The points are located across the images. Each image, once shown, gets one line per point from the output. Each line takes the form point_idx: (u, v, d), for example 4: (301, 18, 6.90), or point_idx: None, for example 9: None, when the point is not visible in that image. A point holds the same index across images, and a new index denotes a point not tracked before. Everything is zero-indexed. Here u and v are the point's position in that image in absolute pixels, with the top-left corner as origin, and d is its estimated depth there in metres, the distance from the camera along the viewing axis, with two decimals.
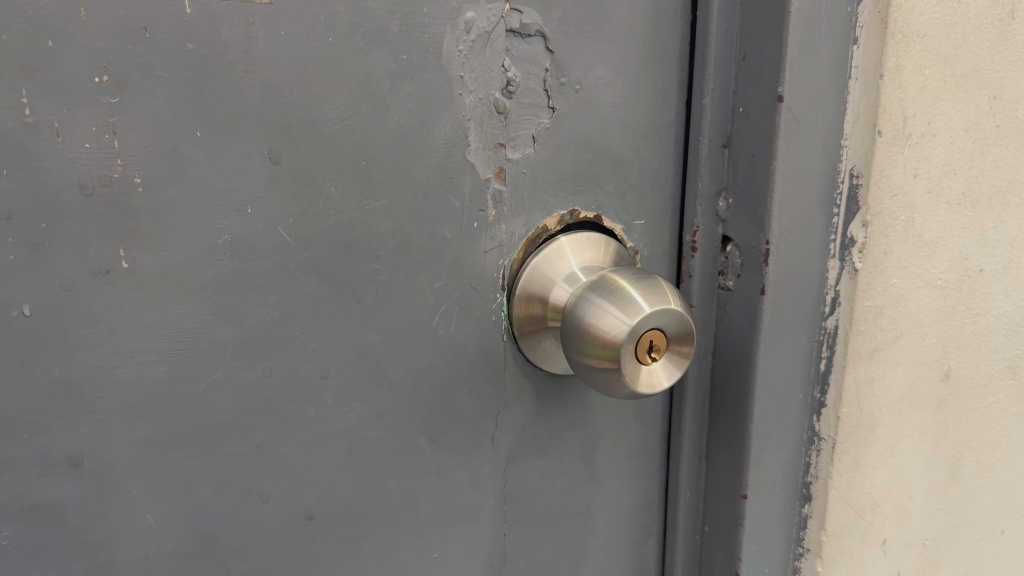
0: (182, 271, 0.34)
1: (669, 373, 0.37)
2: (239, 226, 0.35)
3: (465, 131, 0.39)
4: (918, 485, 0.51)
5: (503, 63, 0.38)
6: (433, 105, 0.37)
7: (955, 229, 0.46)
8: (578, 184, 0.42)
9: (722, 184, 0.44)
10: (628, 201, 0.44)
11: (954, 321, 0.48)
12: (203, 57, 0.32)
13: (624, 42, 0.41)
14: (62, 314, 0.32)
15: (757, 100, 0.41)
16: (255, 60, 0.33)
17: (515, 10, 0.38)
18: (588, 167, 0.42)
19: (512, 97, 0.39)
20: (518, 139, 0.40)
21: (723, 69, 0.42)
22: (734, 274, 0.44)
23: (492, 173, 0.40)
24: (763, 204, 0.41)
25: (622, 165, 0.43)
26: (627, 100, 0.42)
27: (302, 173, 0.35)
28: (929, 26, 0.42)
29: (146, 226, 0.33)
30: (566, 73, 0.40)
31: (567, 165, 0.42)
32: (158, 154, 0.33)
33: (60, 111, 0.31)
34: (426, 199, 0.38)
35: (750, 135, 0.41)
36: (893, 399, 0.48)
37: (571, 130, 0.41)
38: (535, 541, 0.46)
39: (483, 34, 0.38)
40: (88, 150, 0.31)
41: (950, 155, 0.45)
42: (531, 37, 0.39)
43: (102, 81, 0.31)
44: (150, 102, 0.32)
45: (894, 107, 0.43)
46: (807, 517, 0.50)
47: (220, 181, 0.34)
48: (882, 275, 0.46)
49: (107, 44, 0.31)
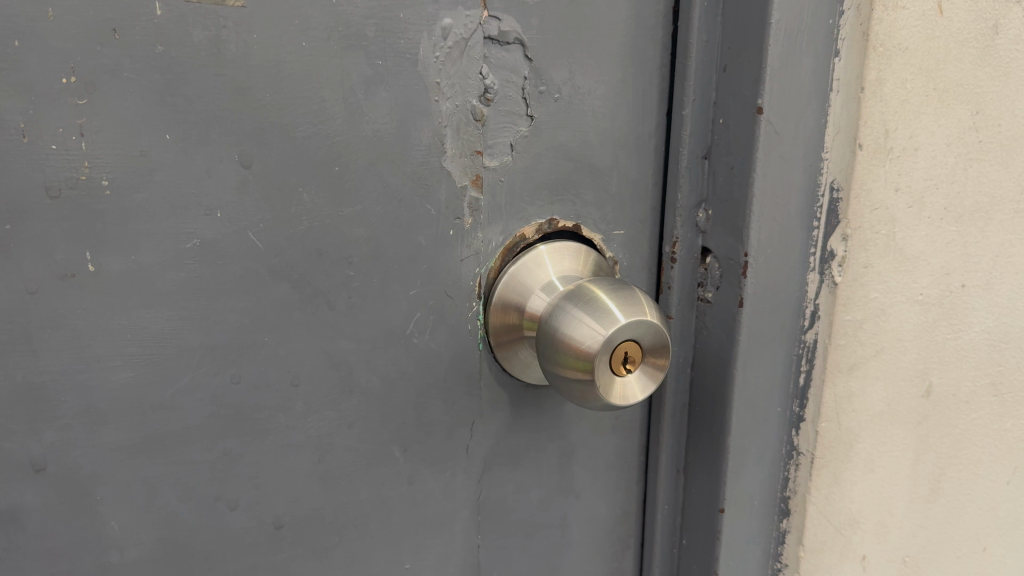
0: (150, 275, 0.34)
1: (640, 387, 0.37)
2: (209, 230, 0.34)
3: (442, 138, 0.38)
4: (898, 501, 0.50)
5: (481, 70, 0.38)
6: (409, 112, 0.37)
7: (936, 244, 0.46)
8: (556, 194, 0.42)
9: (702, 196, 0.43)
10: (607, 211, 0.43)
11: (935, 336, 0.47)
12: (173, 59, 0.32)
13: (603, 52, 0.41)
14: (27, 317, 0.32)
15: (738, 112, 0.40)
16: (226, 63, 0.33)
17: (493, 18, 0.38)
18: (567, 176, 0.42)
19: (489, 104, 0.39)
20: (495, 147, 0.40)
21: (704, 79, 0.42)
22: (713, 286, 0.44)
23: (469, 181, 0.39)
24: (743, 217, 0.41)
25: (602, 174, 0.43)
26: (607, 109, 0.42)
27: (273, 178, 0.35)
28: (910, 39, 0.42)
29: (114, 229, 0.33)
30: (545, 81, 0.40)
31: (545, 174, 0.41)
32: (127, 157, 0.32)
33: (26, 112, 0.30)
34: (400, 205, 0.38)
35: (729, 146, 0.41)
36: (873, 415, 0.48)
37: (550, 139, 0.41)
38: (510, 553, 0.46)
39: (460, 41, 0.37)
40: (55, 152, 0.31)
41: (932, 170, 0.44)
42: (509, 44, 0.38)
43: (69, 82, 0.31)
44: (120, 104, 0.32)
45: (875, 120, 0.43)
46: (786, 532, 0.50)
47: (190, 185, 0.33)
48: (862, 289, 0.45)
49: (75, 44, 0.30)
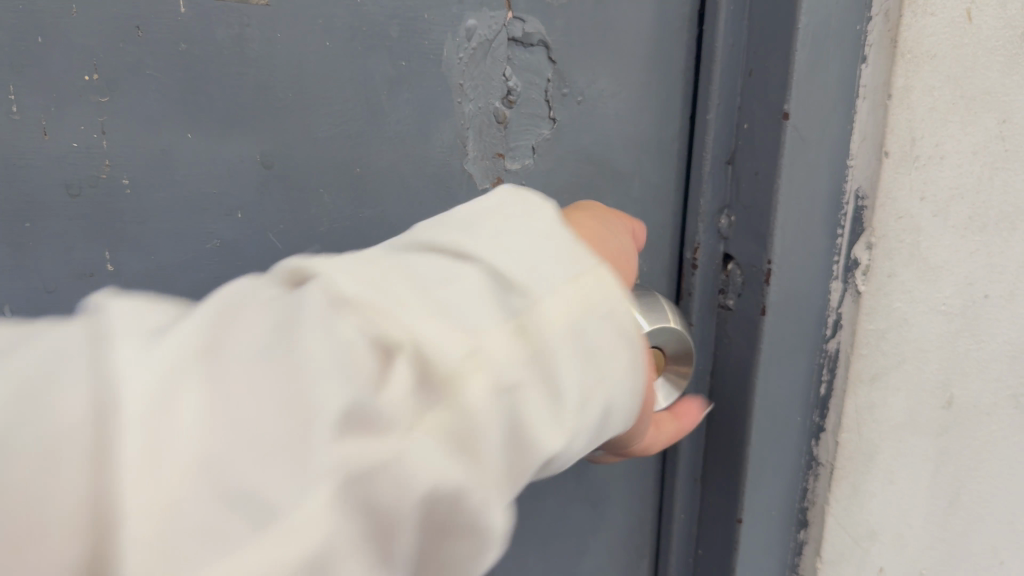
0: (168, 274, 0.33)
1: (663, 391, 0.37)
2: (227, 230, 0.34)
3: (464, 140, 0.38)
4: (917, 513, 0.50)
5: (504, 71, 0.38)
6: (432, 113, 0.37)
7: (960, 253, 0.45)
8: (578, 197, 0.41)
9: (724, 201, 0.43)
10: (629, 215, 0.43)
11: (957, 346, 0.47)
12: (197, 57, 0.32)
13: (626, 54, 0.40)
14: (44, 315, 0.32)
15: (764, 117, 0.40)
16: (249, 61, 0.32)
17: (518, 19, 0.37)
18: (588, 180, 0.41)
19: (512, 107, 0.39)
20: (517, 149, 0.39)
21: (729, 84, 0.41)
22: (734, 292, 0.43)
23: (490, 183, 0.39)
24: (766, 224, 0.40)
25: (624, 178, 0.42)
26: (629, 113, 0.41)
27: (294, 178, 0.35)
28: (939, 46, 0.42)
29: (133, 228, 0.32)
30: (568, 84, 0.39)
31: (566, 178, 0.41)
32: (147, 156, 0.32)
33: (47, 110, 0.30)
34: (422, 207, 0.38)
35: (754, 152, 0.41)
36: (894, 425, 0.47)
37: (572, 142, 0.40)
38: (525, 560, 0.45)
39: (484, 42, 0.37)
40: (76, 150, 0.31)
41: (958, 179, 0.44)
42: (533, 46, 0.38)
43: (91, 80, 0.30)
44: (141, 101, 0.31)
45: (902, 127, 0.42)
46: (803, 543, 0.49)
47: (210, 184, 0.33)
48: (885, 298, 0.44)
49: (98, 41, 0.30)
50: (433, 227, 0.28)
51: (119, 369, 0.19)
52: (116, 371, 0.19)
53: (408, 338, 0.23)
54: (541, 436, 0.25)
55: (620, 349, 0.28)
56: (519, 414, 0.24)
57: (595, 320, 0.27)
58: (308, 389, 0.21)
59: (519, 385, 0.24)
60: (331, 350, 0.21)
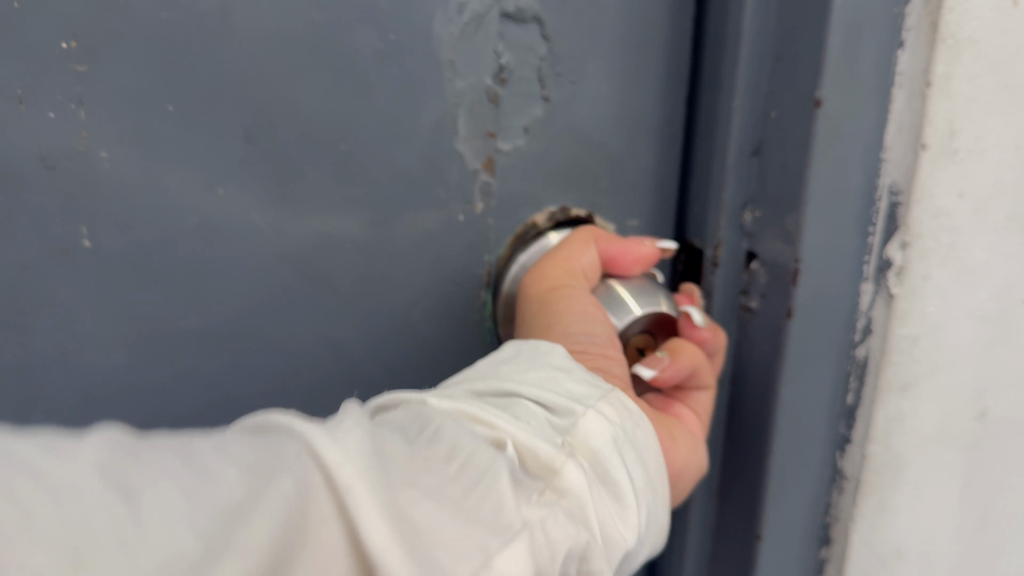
0: (147, 252, 0.32)
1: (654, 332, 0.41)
2: (208, 208, 0.33)
3: (453, 119, 0.36)
4: (946, 531, 0.47)
5: (496, 48, 0.36)
6: (422, 91, 0.35)
7: (998, 255, 0.42)
8: (570, 181, 0.40)
9: (749, 195, 0.40)
10: (621, 200, 0.42)
11: (993, 355, 0.44)
12: (177, 27, 0.30)
13: (621, 33, 0.38)
14: (19, 288, 0.31)
15: (793, 107, 0.37)
16: (230, 33, 0.31)
17: None
18: (582, 161, 0.40)
19: (504, 85, 0.36)
20: (510, 130, 0.37)
21: (756, 69, 0.38)
22: (758, 293, 0.40)
23: (481, 164, 0.37)
24: (796, 219, 0.37)
25: (618, 162, 0.41)
26: (625, 94, 0.39)
27: (275, 157, 0.33)
28: (981, 32, 0.38)
29: (114, 206, 0.31)
30: (563, 63, 0.37)
31: (559, 159, 0.39)
32: (127, 128, 0.31)
33: (23, 77, 0.29)
34: (409, 188, 0.36)
35: (782, 143, 0.38)
36: (925, 438, 0.44)
37: (565, 123, 0.39)
38: None
39: (475, 17, 0.35)
40: (52, 119, 0.30)
41: (998, 175, 0.41)
42: (527, 22, 0.36)
43: (70, 47, 0.29)
44: (119, 71, 0.30)
45: (942, 119, 0.38)
46: (825, 562, 0.46)
47: (194, 159, 0.32)
48: (919, 302, 0.41)
49: (76, 9, 0.29)
50: (472, 381, 0.33)
51: (318, 435, 0.22)
52: (324, 438, 0.21)
53: (507, 434, 0.28)
54: (616, 524, 0.29)
55: (644, 450, 0.33)
56: (604, 504, 0.29)
57: (626, 429, 0.33)
58: (467, 454, 0.25)
59: (593, 483, 0.29)
60: (464, 434, 0.26)
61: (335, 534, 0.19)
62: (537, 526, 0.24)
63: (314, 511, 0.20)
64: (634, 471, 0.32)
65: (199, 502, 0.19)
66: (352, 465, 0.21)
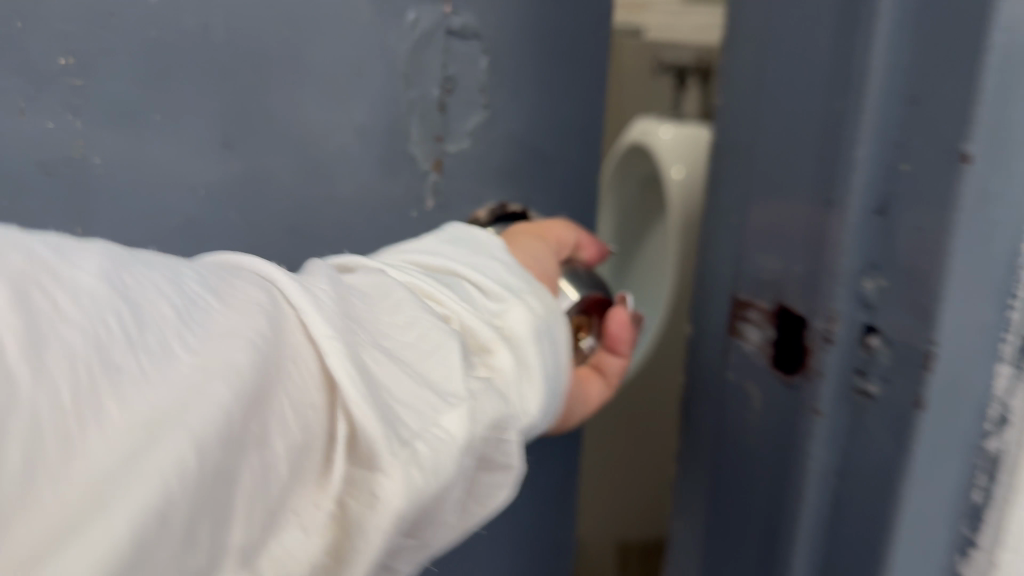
0: (142, 236, 0.54)
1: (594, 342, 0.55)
2: (198, 193, 0.54)
3: (411, 127, 0.57)
4: None
5: (444, 62, 0.56)
6: (391, 104, 0.56)
7: None
8: (505, 177, 0.60)
9: (871, 258, 0.34)
10: (547, 194, 0.61)
11: None
12: (211, 42, 0.51)
13: (537, 51, 0.58)
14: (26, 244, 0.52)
15: (932, 157, 0.31)
16: (226, 47, 0.51)
17: (454, 17, 0.55)
18: (516, 157, 0.60)
19: (449, 96, 0.57)
20: (455, 134, 0.58)
21: (886, 110, 0.33)
22: (879, 376, 0.34)
23: (431, 164, 0.58)
24: (931, 296, 0.31)
25: (540, 150, 0.60)
26: (538, 102, 0.59)
27: (248, 151, 0.54)
28: None
29: (157, 175, 0.53)
30: (489, 73, 0.57)
31: (495, 159, 0.59)
32: (107, 121, 0.51)
33: (32, 100, 0.49)
34: (388, 168, 0.57)
35: (915, 199, 0.32)
36: None
37: (502, 128, 0.59)
38: None
39: (427, 31, 0.55)
40: (52, 130, 0.50)
41: None
42: (467, 39, 0.56)
43: (66, 66, 0.49)
44: (103, 85, 0.50)
45: None
46: None
47: (202, 158, 0.53)
48: None
49: (70, 31, 0.48)
50: (422, 255, 0.43)
51: (308, 311, 0.29)
52: (309, 313, 0.29)
53: (451, 311, 0.38)
54: (526, 397, 0.38)
55: (556, 343, 0.42)
56: (519, 386, 0.38)
57: (538, 330, 0.41)
58: (434, 340, 0.34)
59: (498, 373, 0.37)
60: (416, 308, 0.35)
61: (316, 383, 0.28)
62: (473, 402, 0.33)
63: (291, 352, 0.28)
64: (544, 364, 0.40)
65: (190, 323, 0.25)
66: (322, 323, 0.29)
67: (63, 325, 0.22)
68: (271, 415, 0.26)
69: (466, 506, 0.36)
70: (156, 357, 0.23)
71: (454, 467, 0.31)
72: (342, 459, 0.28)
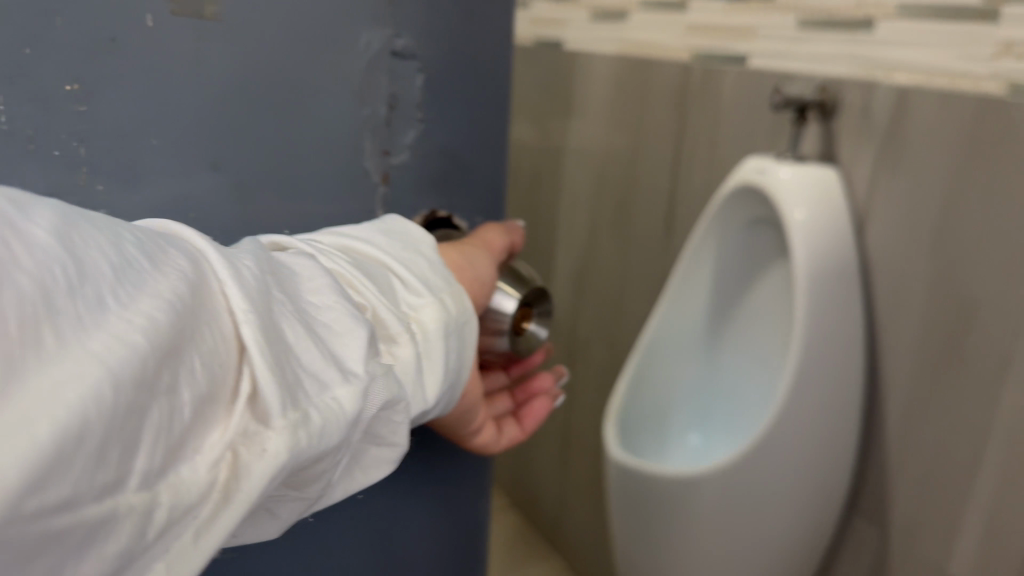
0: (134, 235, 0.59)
1: (536, 334, 0.78)
2: (189, 193, 0.61)
3: (365, 137, 0.67)
4: None
5: (389, 80, 0.67)
6: (362, 93, 0.66)
7: None
8: (435, 184, 0.74)
9: None
10: (460, 199, 0.76)
11: None
12: (192, 61, 0.58)
13: (449, 74, 0.71)
14: None
15: None
16: (203, 66, 0.58)
17: (398, 41, 0.66)
18: (447, 167, 0.74)
19: (396, 109, 0.68)
20: (400, 147, 0.70)
21: None
22: None
23: (383, 176, 0.70)
24: None
25: (459, 154, 0.74)
26: (460, 116, 0.73)
27: (229, 159, 0.62)
28: None
29: (106, 196, 0.57)
30: (414, 91, 0.69)
31: (432, 167, 0.73)
32: (111, 138, 0.56)
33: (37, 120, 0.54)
34: (344, 173, 0.68)
35: None
36: None
37: (429, 136, 0.72)
38: None
39: (375, 50, 0.65)
40: (59, 153, 0.55)
41: None
42: (407, 56, 0.67)
43: (73, 89, 0.54)
44: (106, 102, 0.55)
45: None
46: None
47: (180, 165, 0.60)
48: None
49: (75, 53, 0.53)
50: (343, 241, 0.57)
51: (227, 279, 0.41)
52: (228, 285, 0.41)
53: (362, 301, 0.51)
54: (423, 380, 0.53)
55: (463, 334, 0.58)
56: (419, 370, 0.52)
57: (447, 326, 0.56)
58: (341, 320, 0.47)
59: (400, 350, 0.52)
60: (333, 297, 0.48)
61: (230, 343, 0.40)
62: (370, 381, 0.46)
63: (203, 314, 0.38)
64: (446, 359, 0.55)
65: (119, 273, 0.34)
66: (242, 298, 0.41)
67: (16, 268, 0.29)
68: (185, 368, 0.36)
69: (361, 450, 0.51)
70: (92, 307, 0.32)
71: (341, 430, 0.43)
72: (244, 408, 0.39)
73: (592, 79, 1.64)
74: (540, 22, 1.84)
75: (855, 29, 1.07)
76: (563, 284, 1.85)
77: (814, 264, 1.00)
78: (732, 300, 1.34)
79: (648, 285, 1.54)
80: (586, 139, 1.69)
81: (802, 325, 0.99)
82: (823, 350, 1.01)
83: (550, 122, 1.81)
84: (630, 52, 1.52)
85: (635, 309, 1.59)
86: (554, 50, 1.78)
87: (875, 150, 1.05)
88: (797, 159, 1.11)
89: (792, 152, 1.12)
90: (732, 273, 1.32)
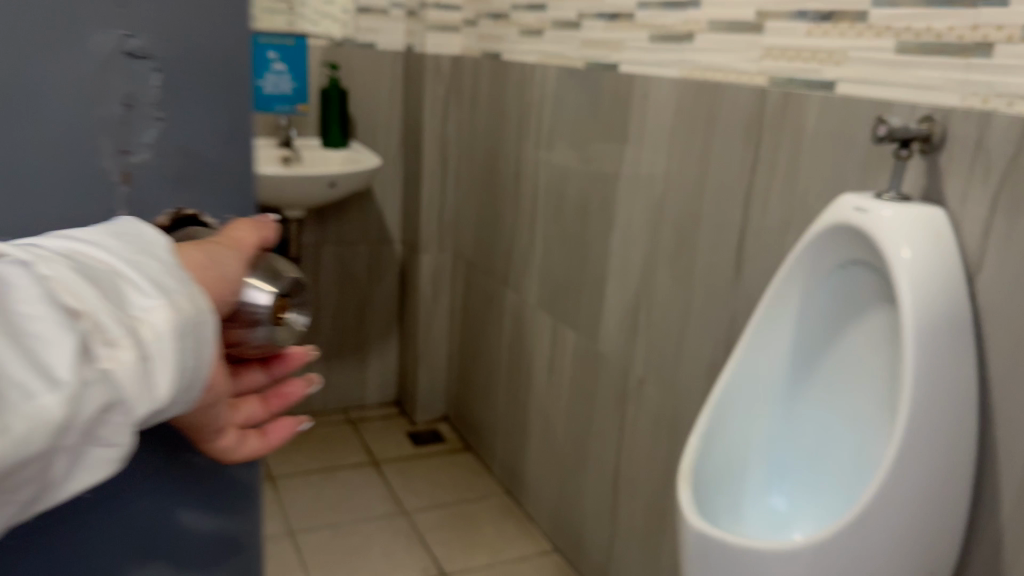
0: None
1: (298, 322, 0.57)
2: None
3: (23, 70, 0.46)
4: None
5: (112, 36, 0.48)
6: (96, 83, 0.49)
7: None
8: (164, 167, 0.53)
9: None
10: (216, 192, 0.56)
11: None
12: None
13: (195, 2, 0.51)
14: None
15: None
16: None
17: (129, 27, 0.49)
18: (183, 164, 0.54)
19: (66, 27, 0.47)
20: (137, 139, 0.51)
21: None
22: None
23: None
24: None
25: (199, 128, 0.54)
26: (191, 66, 0.52)
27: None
28: None
29: None
30: (134, 53, 0.50)
31: (155, 133, 0.52)
32: None
33: None
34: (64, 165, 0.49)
35: None
36: None
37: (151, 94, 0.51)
38: None
39: None
40: None
41: None
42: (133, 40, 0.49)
43: None
44: None
45: None
46: None
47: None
48: None
49: None
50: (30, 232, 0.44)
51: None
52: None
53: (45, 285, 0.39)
54: (152, 381, 0.42)
55: (185, 345, 0.43)
56: (146, 369, 0.41)
57: (180, 323, 0.43)
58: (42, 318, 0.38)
59: (150, 348, 0.42)
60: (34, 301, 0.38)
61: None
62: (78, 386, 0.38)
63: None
64: (181, 358, 0.43)
65: None
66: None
67: None
68: None
69: (80, 454, 0.41)
70: None
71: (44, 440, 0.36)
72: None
73: (655, 104, 1.52)
74: (593, 44, 1.72)
75: (967, 55, 0.94)
76: (614, 321, 1.70)
77: (925, 315, 0.87)
78: (817, 355, 1.14)
79: (714, 327, 1.40)
80: (648, 168, 1.56)
81: (912, 377, 0.86)
82: (933, 408, 0.87)
83: (609, 149, 1.69)
84: (700, 77, 1.39)
85: (697, 351, 1.44)
86: (611, 72, 1.66)
87: (991, 191, 0.91)
88: (899, 196, 0.98)
89: (893, 188, 0.98)
90: (813, 325, 1.13)
